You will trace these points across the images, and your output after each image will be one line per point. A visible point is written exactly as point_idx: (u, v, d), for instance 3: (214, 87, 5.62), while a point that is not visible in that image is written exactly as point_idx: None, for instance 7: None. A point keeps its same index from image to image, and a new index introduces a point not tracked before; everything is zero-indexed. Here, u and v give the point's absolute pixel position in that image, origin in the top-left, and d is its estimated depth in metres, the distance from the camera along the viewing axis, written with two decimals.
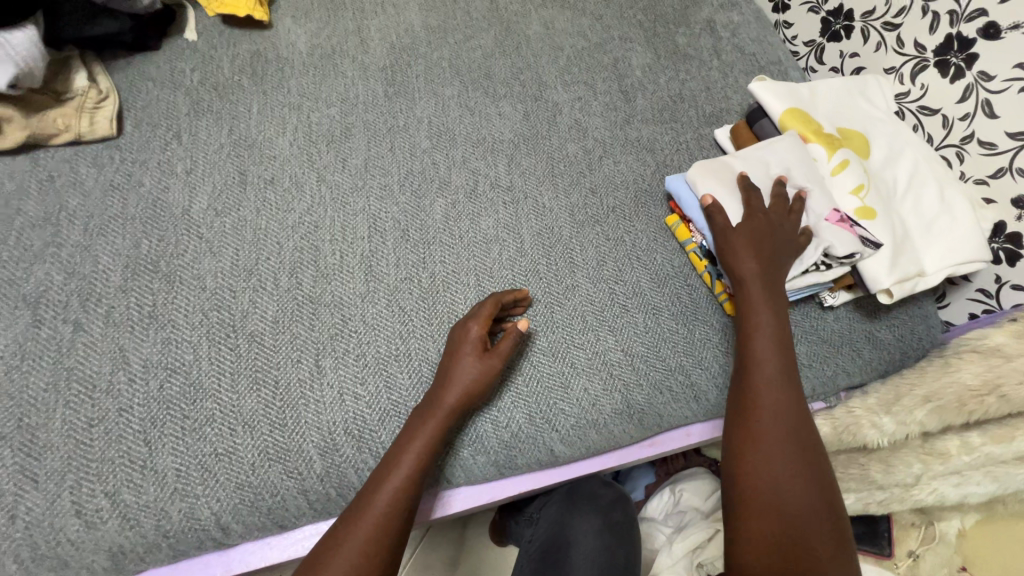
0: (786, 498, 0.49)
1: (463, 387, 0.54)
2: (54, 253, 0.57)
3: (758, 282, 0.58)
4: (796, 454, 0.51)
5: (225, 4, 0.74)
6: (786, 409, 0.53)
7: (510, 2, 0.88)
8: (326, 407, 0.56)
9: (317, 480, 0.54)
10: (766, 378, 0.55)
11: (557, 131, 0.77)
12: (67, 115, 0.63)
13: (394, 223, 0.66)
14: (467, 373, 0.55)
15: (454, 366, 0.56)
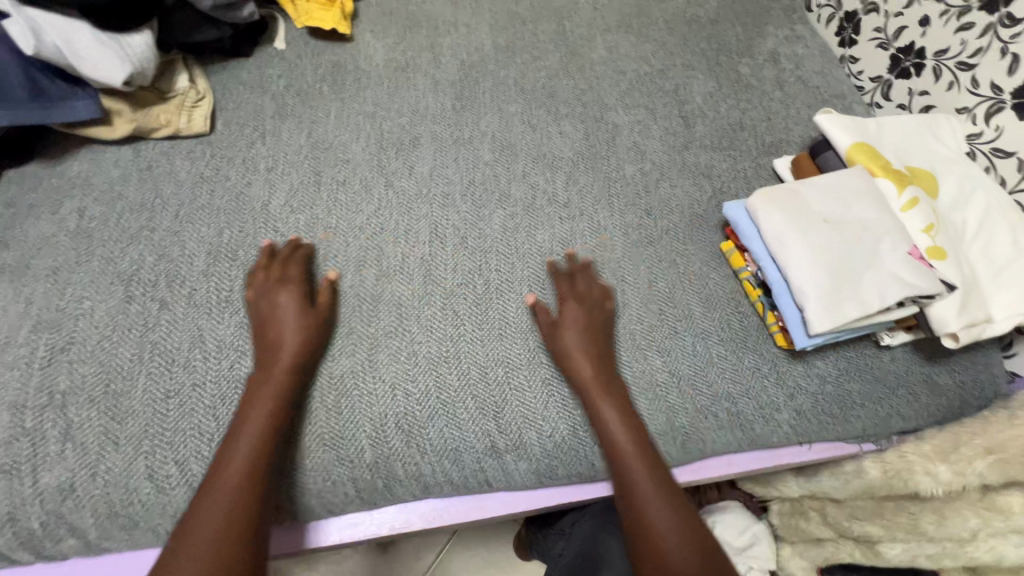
0: (682, 542, 0.50)
1: (290, 356, 0.56)
2: (147, 236, 0.62)
3: (590, 353, 0.60)
4: (661, 500, 0.52)
5: (315, 20, 0.80)
6: (639, 455, 0.55)
7: (577, 26, 0.91)
8: (379, 399, 0.58)
9: (367, 470, 0.56)
10: (613, 420, 0.56)
11: (616, 152, 0.79)
12: (169, 111, 0.69)
13: (454, 230, 0.69)
14: (292, 343, 0.56)
15: (284, 336, 0.57)
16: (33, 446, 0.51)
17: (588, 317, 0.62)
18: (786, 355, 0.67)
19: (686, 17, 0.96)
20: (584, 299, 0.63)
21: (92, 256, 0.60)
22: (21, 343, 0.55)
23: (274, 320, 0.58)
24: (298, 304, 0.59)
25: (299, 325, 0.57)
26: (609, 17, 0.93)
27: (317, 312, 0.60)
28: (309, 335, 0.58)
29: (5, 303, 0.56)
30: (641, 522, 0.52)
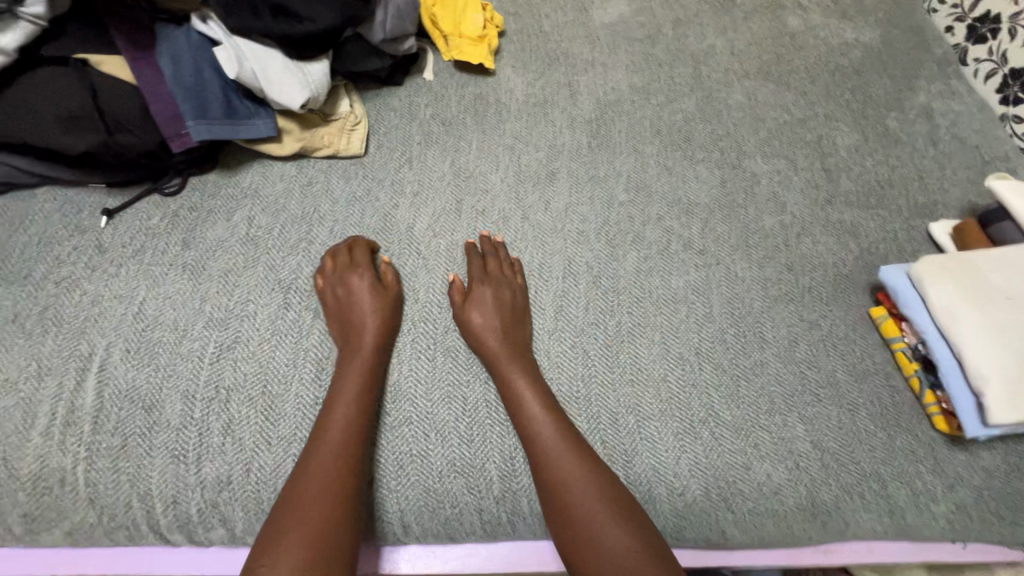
0: (595, 519, 0.50)
1: (373, 339, 0.59)
2: (305, 247, 0.66)
3: (496, 330, 0.61)
4: (583, 481, 0.52)
5: (466, 53, 0.83)
6: (550, 428, 0.55)
7: (713, 70, 0.90)
8: (509, 432, 0.58)
9: (494, 503, 0.56)
10: (517, 388, 0.57)
11: (755, 201, 0.76)
12: (332, 133, 0.73)
13: (587, 268, 0.68)
14: (372, 325, 0.59)
15: (360, 321, 0.60)
16: (200, 435, 0.54)
17: (501, 293, 0.63)
18: (945, 440, 0.61)
19: (828, 66, 0.92)
20: (493, 278, 0.64)
21: (257, 261, 0.65)
22: (194, 337, 0.59)
23: (348, 307, 0.61)
24: (371, 287, 0.61)
25: (376, 310, 0.60)
26: (747, 63, 0.91)
27: (388, 296, 0.63)
28: (384, 316, 0.61)
29: (182, 298, 0.61)
30: (568, 504, 0.52)
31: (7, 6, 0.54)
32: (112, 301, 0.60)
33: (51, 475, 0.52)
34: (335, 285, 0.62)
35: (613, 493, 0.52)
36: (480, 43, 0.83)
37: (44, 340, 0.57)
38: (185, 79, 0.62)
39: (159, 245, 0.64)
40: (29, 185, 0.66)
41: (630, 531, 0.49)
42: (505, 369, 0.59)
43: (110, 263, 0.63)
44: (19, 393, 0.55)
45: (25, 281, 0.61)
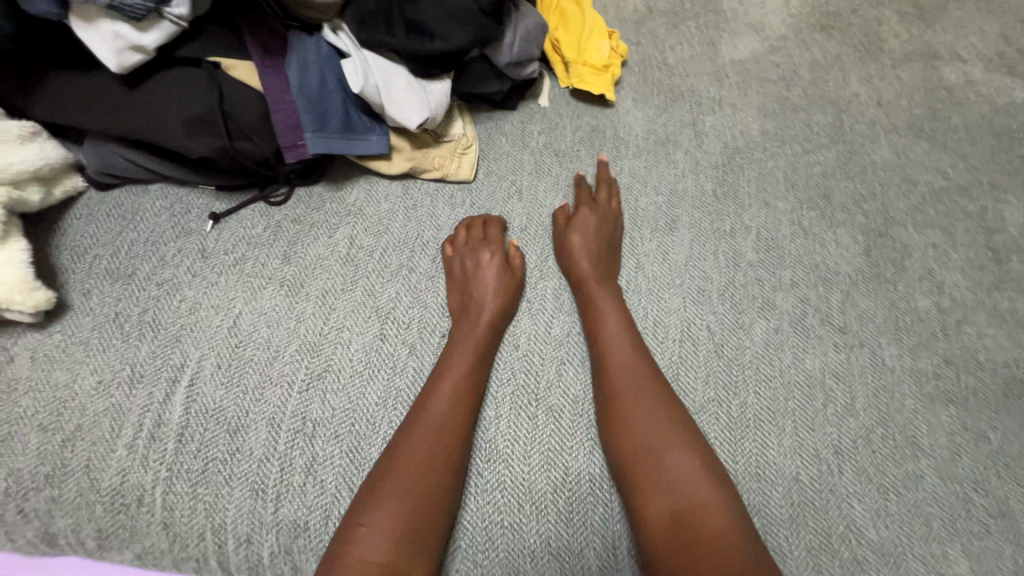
0: (659, 439, 0.50)
1: (491, 311, 0.58)
2: (405, 275, 0.62)
3: (591, 255, 0.61)
4: (651, 405, 0.51)
5: (588, 82, 0.77)
6: (626, 349, 0.55)
7: (857, 121, 0.81)
8: (613, 515, 0.51)
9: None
10: (600, 308, 0.58)
11: (906, 277, 0.66)
12: (442, 155, 0.69)
13: (708, 333, 0.61)
14: (491, 299, 0.58)
15: (479, 297, 0.58)
16: (282, 471, 0.51)
17: (597, 223, 0.64)
18: None
19: (993, 127, 0.81)
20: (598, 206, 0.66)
21: (356, 284, 0.61)
22: (286, 360, 0.56)
23: (473, 283, 0.59)
24: (496, 265, 0.60)
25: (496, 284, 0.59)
26: (895, 116, 0.81)
27: (512, 280, 0.61)
28: (506, 297, 0.59)
29: (277, 316, 0.58)
30: (630, 419, 0.51)
31: (157, 7, 0.53)
32: (208, 311, 0.58)
33: (130, 492, 0.50)
34: (461, 258, 0.61)
35: (679, 417, 0.51)
36: (603, 73, 0.78)
37: (140, 345, 0.56)
38: (310, 89, 0.60)
39: (260, 256, 0.62)
40: (143, 181, 0.66)
41: (692, 458, 0.48)
42: (590, 287, 0.60)
43: (211, 270, 0.61)
44: (110, 399, 0.53)
45: (128, 280, 0.59)
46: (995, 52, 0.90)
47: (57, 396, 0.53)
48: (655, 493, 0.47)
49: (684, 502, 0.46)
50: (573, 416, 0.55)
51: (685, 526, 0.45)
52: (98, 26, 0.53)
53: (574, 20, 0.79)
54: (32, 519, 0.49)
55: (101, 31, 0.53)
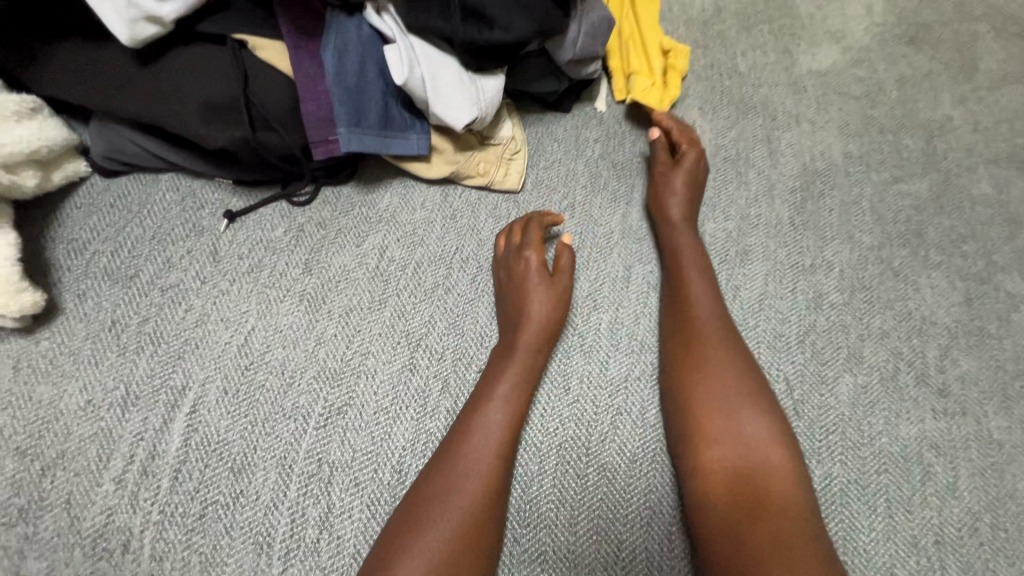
0: (735, 398, 0.45)
1: (534, 334, 0.49)
2: (441, 295, 0.55)
3: (680, 201, 0.58)
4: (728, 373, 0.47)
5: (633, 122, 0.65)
6: (710, 307, 0.51)
7: (951, 148, 0.72)
8: None
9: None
10: (685, 265, 0.54)
11: (1013, 334, 0.57)
12: (489, 160, 0.61)
13: (786, 387, 0.53)
14: (535, 319, 0.50)
15: (523, 302, 0.51)
16: (292, 523, 0.44)
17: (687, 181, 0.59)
18: None
19: None
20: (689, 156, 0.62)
21: (385, 304, 0.53)
22: (302, 389, 0.49)
23: (519, 287, 0.52)
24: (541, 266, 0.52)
25: (540, 286, 0.51)
26: (994, 145, 0.72)
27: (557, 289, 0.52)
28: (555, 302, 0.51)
29: (295, 336, 0.51)
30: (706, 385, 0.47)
31: None
32: (217, 326, 0.51)
33: (114, 537, 0.43)
34: (502, 261, 0.54)
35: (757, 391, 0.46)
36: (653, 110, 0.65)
37: (137, 361, 0.49)
38: (347, 77, 0.52)
39: (279, 264, 0.55)
40: (152, 170, 0.58)
41: (768, 422, 0.44)
42: (670, 235, 0.57)
43: (223, 277, 0.54)
44: (98, 423, 0.46)
45: (129, 284, 0.52)
46: None
47: (40, 416, 0.46)
48: (720, 440, 0.44)
49: (747, 461, 0.42)
50: (639, 433, 0.50)
51: (745, 484, 0.41)
52: None
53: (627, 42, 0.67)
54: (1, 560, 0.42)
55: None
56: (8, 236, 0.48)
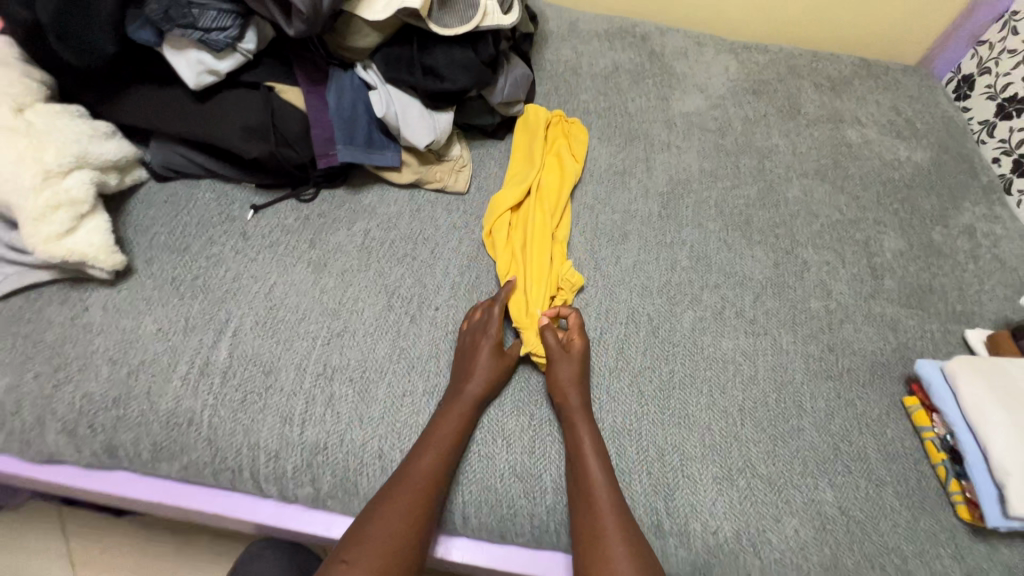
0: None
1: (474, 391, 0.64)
2: (409, 262, 0.77)
3: (577, 385, 0.66)
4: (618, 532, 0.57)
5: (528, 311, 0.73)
6: (602, 483, 0.59)
7: (775, 166, 1.01)
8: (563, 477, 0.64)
9: (546, 512, 0.63)
10: (581, 445, 0.62)
11: (804, 285, 0.84)
12: (443, 171, 0.85)
13: (648, 319, 0.77)
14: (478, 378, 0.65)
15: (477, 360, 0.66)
16: (306, 404, 0.64)
17: (578, 369, 0.67)
18: (967, 530, 0.65)
19: (880, 177, 1.02)
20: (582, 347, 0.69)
21: (370, 267, 0.76)
22: (311, 321, 0.70)
23: (468, 357, 0.66)
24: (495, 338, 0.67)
25: (491, 353, 0.66)
26: (806, 164, 1.02)
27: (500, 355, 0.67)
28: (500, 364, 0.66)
29: (305, 287, 0.73)
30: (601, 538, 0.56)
31: (233, 42, 0.69)
32: (249, 281, 0.72)
33: (182, 414, 0.62)
34: (470, 331, 0.69)
35: (635, 543, 0.57)
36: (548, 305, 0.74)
37: (193, 303, 0.69)
38: (344, 111, 0.76)
39: (292, 241, 0.77)
40: (195, 176, 0.80)
41: None
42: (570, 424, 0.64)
43: (252, 250, 0.75)
44: (167, 342, 0.65)
45: (183, 253, 0.73)
46: (886, 119, 1.13)
47: (124, 338, 0.65)
48: None
49: None
50: None
51: None
52: (185, 53, 0.68)
53: (530, 235, 0.79)
54: (102, 431, 0.61)
55: (187, 57, 0.68)
56: (103, 217, 0.67)
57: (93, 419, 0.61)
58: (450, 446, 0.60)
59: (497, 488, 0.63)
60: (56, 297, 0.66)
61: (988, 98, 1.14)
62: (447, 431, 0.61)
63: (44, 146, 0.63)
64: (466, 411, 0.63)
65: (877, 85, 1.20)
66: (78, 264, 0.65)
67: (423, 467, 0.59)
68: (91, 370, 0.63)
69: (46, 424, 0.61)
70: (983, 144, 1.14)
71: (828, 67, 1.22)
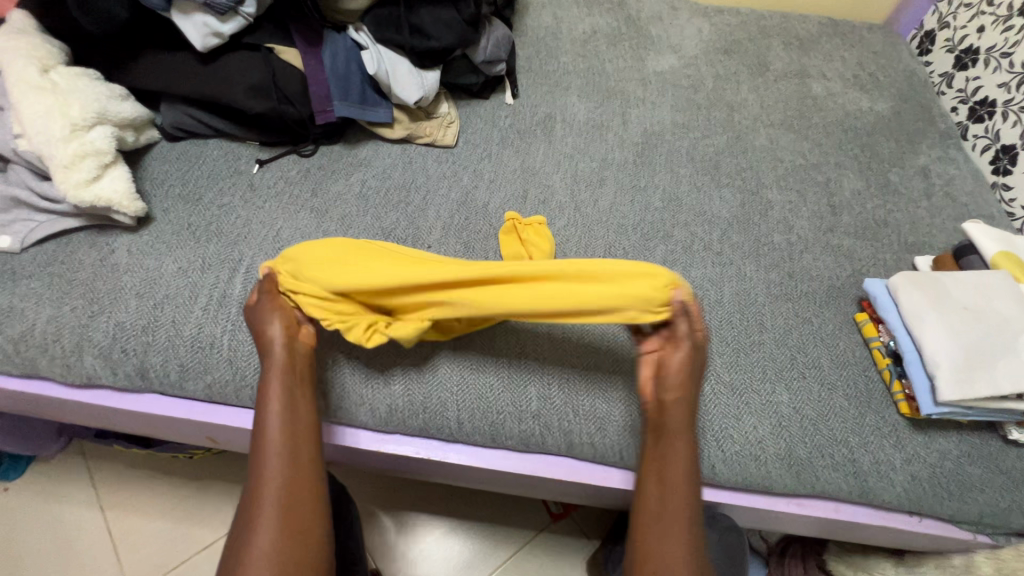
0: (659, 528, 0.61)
1: (279, 350, 0.64)
2: (404, 208, 0.84)
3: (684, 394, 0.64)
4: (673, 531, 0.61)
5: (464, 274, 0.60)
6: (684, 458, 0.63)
7: (744, 117, 1.07)
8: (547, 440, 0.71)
9: (542, 427, 0.70)
10: (673, 443, 0.64)
11: (767, 221, 0.91)
12: (432, 127, 0.92)
13: (624, 253, 0.84)
14: (277, 340, 0.64)
15: (271, 350, 0.64)
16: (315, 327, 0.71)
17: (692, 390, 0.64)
18: (908, 423, 0.73)
19: (843, 125, 1.08)
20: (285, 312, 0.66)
21: (368, 212, 0.83)
22: None
23: (260, 326, 0.65)
24: (285, 336, 0.64)
25: (283, 340, 0.64)
26: (773, 115, 1.08)
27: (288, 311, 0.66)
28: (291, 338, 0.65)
29: (309, 230, 0.80)
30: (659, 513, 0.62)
31: (235, 5, 0.75)
32: (258, 226, 0.79)
33: (206, 338, 0.70)
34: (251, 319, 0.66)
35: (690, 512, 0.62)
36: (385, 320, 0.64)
37: (208, 245, 0.76)
38: (339, 69, 0.83)
39: (294, 191, 0.83)
40: (203, 136, 0.87)
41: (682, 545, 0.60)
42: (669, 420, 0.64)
43: (259, 199, 0.82)
44: (188, 278, 0.73)
45: (196, 203, 0.80)
46: (851, 74, 1.19)
47: (148, 276, 0.72)
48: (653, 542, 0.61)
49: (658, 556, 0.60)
50: None
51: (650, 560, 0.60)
52: (192, 17, 0.74)
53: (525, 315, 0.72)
54: (134, 355, 0.69)
55: (194, 21, 0.75)
56: (123, 168, 0.74)
57: (125, 344, 0.69)
58: (281, 399, 0.62)
59: (492, 416, 0.70)
60: (86, 242, 0.74)
61: (947, 52, 1.20)
62: (274, 385, 0.62)
63: (70, 102, 0.70)
64: (277, 364, 0.63)
65: (844, 42, 1.26)
66: (105, 210, 0.72)
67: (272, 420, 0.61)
68: (121, 302, 0.70)
69: (84, 349, 0.69)
70: (943, 94, 1.20)
71: (797, 26, 1.27)
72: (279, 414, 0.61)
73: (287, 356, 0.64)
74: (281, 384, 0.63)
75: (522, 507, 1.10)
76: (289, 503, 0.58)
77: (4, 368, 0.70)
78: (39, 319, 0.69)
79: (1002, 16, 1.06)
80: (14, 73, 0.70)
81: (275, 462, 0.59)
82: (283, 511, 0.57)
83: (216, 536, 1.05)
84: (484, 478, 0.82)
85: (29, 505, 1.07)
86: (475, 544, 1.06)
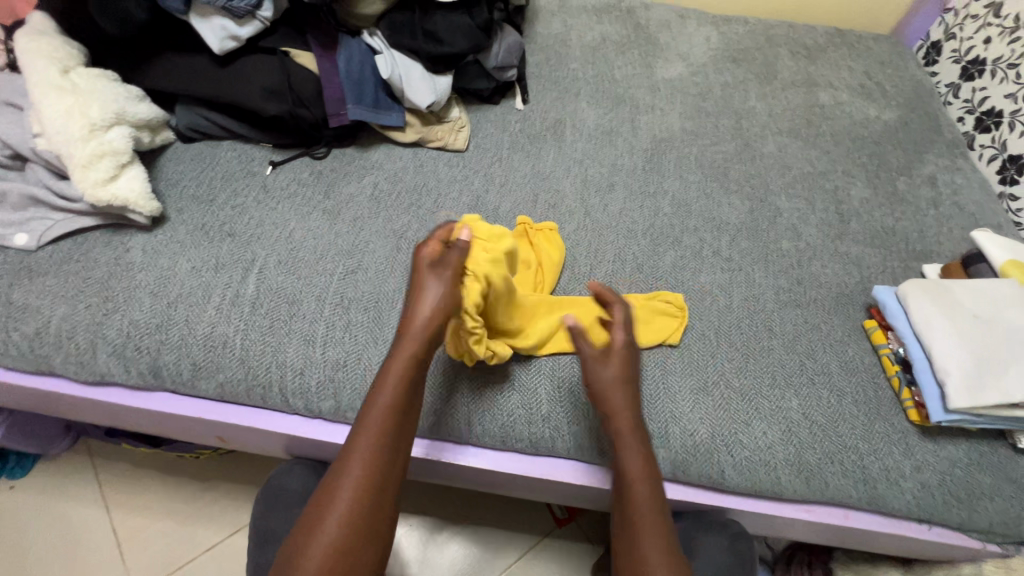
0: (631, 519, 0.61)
1: (420, 327, 0.59)
2: (416, 211, 0.85)
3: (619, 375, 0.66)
4: (650, 532, 0.60)
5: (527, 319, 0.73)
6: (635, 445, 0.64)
7: (752, 124, 1.07)
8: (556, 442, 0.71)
9: (552, 429, 0.70)
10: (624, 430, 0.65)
11: (776, 228, 0.92)
12: (443, 131, 0.93)
13: (633, 258, 0.84)
14: (421, 312, 0.59)
15: (417, 316, 0.59)
16: (326, 328, 0.72)
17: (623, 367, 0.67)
18: (917, 431, 0.73)
19: (851, 134, 1.09)
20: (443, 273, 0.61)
21: (379, 215, 0.83)
22: (329, 260, 0.77)
23: (415, 288, 0.61)
24: (431, 320, 0.59)
25: (432, 320, 0.59)
26: (781, 122, 1.09)
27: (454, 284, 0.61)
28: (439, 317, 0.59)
29: (322, 232, 0.80)
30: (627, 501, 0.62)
31: (252, 9, 0.76)
32: (271, 227, 0.79)
33: (219, 337, 0.70)
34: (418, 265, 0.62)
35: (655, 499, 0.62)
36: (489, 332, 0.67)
37: (221, 245, 0.76)
38: (353, 73, 0.84)
39: (306, 193, 0.84)
40: (218, 138, 0.88)
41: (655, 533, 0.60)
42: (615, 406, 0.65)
43: (271, 201, 0.82)
44: (201, 278, 0.73)
45: (210, 203, 0.80)
46: (858, 83, 1.20)
47: (163, 275, 0.73)
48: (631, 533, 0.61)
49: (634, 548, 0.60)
50: None
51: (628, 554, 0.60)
52: (210, 20, 0.76)
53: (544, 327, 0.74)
54: (147, 353, 0.69)
55: (212, 24, 0.76)
56: (140, 168, 0.74)
57: (139, 342, 0.69)
58: (401, 381, 0.59)
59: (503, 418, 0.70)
60: (101, 240, 0.74)
61: (954, 62, 1.21)
62: (401, 364, 0.59)
63: (89, 102, 0.71)
64: (413, 342, 0.59)
65: (851, 52, 1.27)
66: (122, 209, 0.73)
67: (385, 394, 0.58)
68: (135, 301, 0.71)
69: (98, 347, 0.69)
70: (950, 104, 1.21)
71: (804, 36, 1.28)
72: (393, 393, 0.58)
73: (422, 338, 0.59)
74: (410, 365, 0.59)
75: (527, 512, 1.10)
76: (376, 487, 0.55)
77: (18, 365, 0.71)
78: (54, 317, 0.69)
79: (1009, 27, 1.06)
80: (35, 73, 0.71)
81: (375, 440, 0.56)
82: (365, 495, 0.55)
83: (221, 537, 1.05)
84: (491, 480, 0.82)
85: (35, 503, 1.07)
86: (481, 548, 1.06)
